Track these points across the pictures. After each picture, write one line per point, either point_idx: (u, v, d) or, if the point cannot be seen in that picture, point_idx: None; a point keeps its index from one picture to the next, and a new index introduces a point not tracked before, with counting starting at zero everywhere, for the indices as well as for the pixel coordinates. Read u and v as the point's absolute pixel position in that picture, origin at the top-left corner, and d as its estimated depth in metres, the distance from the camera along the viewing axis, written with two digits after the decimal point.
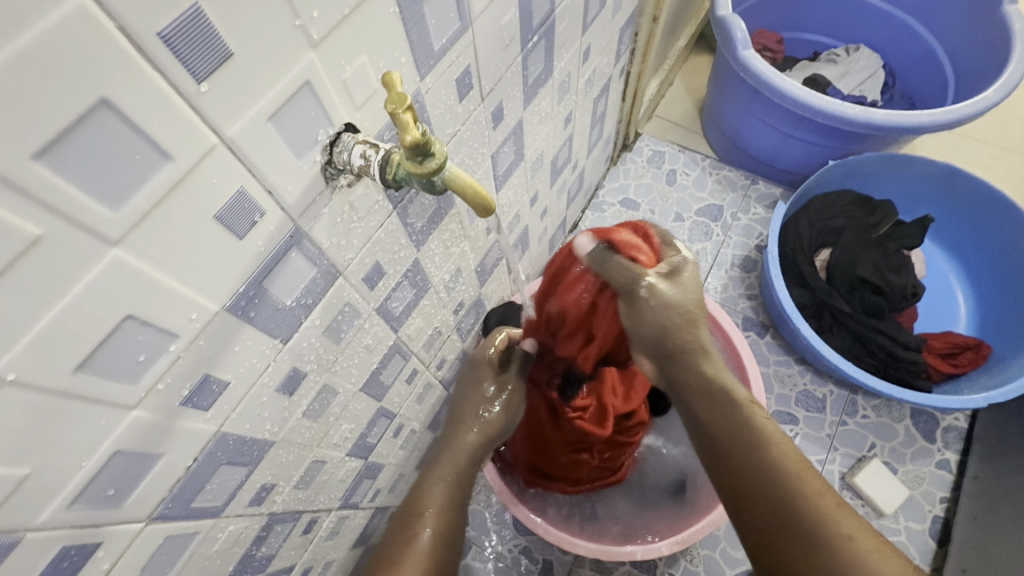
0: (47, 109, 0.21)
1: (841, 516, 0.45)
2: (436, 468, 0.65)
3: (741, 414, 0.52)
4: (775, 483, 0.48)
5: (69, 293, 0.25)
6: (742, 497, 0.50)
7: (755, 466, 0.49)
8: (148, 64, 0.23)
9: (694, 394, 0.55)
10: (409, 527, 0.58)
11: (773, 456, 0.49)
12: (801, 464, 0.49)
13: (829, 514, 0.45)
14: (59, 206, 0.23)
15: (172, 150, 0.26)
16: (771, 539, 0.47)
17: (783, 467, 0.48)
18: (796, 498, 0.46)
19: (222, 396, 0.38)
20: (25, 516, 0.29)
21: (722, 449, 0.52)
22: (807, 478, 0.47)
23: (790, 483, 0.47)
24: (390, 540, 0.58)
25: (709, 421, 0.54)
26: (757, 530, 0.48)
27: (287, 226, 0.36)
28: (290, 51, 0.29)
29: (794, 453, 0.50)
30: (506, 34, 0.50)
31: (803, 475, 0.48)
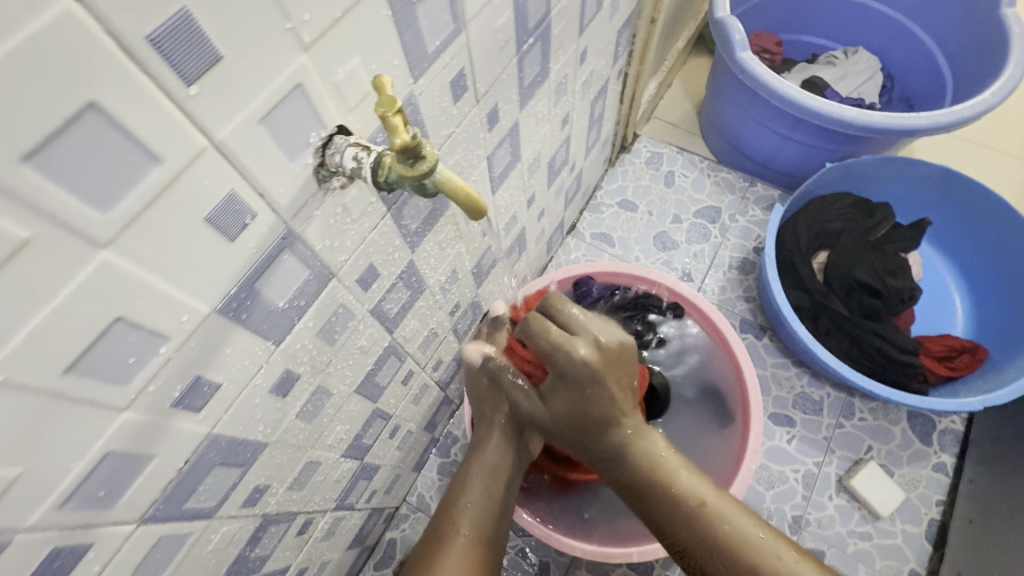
0: (35, 113, 0.21)
1: (771, 541, 0.58)
2: (474, 461, 0.64)
3: (663, 481, 0.61)
4: (710, 541, 0.59)
5: (58, 295, 0.25)
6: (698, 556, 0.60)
7: (689, 528, 0.60)
8: (137, 67, 0.23)
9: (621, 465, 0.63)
10: (448, 524, 0.59)
11: (699, 516, 0.59)
12: (728, 502, 0.61)
13: (761, 540, 0.58)
14: (47, 209, 0.23)
15: (162, 152, 0.26)
16: (722, 570, 0.59)
17: (715, 518, 0.59)
18: (729, 542, 0.58)
19: (214, 398, 0.38)
20: (15, 517, 0.29)
21: (656, 513, 0.62)
22: (737, 517, 0.59)
23: (718, 536, 0.58)
24: (427, 539, 0.60)
25: (643, 490, 0.62)
26: (708, 567, 0.60)
27: (280, 228, 0.36)
28: (281, 53, 0.29)
29: (717, 497, 0.61)
30: (501, 36, 0.51)
31: (735, 518, 0.59)
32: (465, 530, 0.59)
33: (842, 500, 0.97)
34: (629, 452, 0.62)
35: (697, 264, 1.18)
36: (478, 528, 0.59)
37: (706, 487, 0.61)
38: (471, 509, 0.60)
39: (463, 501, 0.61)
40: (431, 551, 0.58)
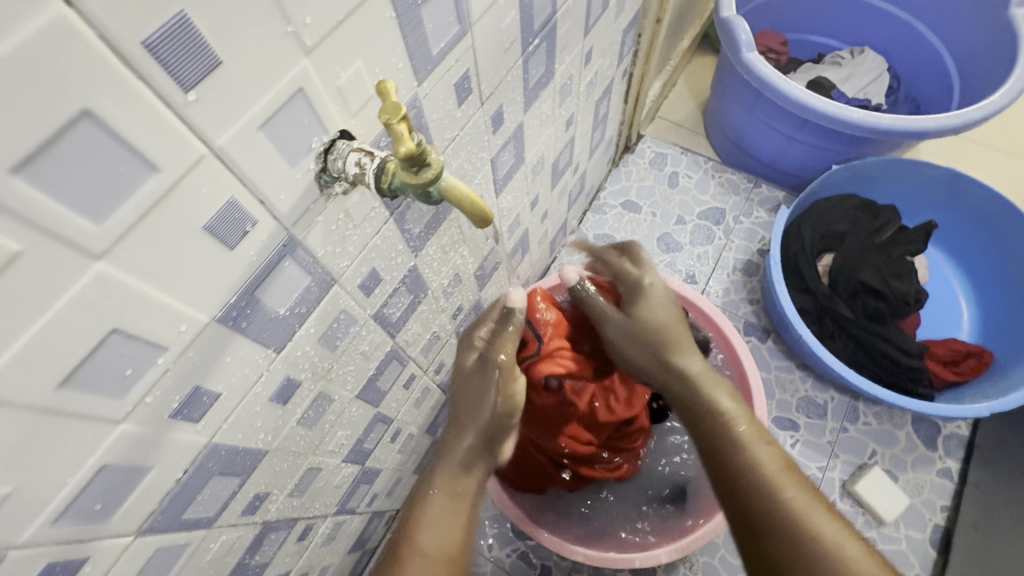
0: (26, 122, 0.20)
1: (811, 509, 0.49)
2: (438, 472, 0.58)
3: (723, 423, 0.57)
4: (745, 473, 0.53)
5: (51, 309, 0.24)
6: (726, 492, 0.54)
7: (737, 469, 0.54)
8: (132, 73, 0.22)
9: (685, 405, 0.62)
10: (409, 539, 0.53)
11: (752, 463, 0.53)
12: (779, 463, 0.53)
13: (800, 509, 0.49)
14: (39, 220, 0.22)
15: (159, 161, 0.25)
16: (749, 533, 0.51)
17: (761, 471, 0.52)
18: (770, 491, 0.51)
19: (213, 407, 0.38)
20: (8, 533, 0.28)
21: (711, 451, 0.57)
22: (782, 477, 0.52)
23: (765, 481, 0.52)
24: (391, 548, 0.54)
25: (706, 433, 0.58)
26: (736, 521, 0.52)
27: (280, 234, 0.35)
28: (282, 58, 0.28)
29: (771, 454, 0.54)
30: (506, 37, 0.50)
31: (780, 474, 0.52)
32: (426, 548, 0.52)
33: (846, 505, 0.96)
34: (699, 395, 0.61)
35: (700, 266, 1.17)
36: (444, 544, 0.53)
37: (766, 446, 0.55)
38: (437, 519, 0.55)
39: (427, 513, 0.55)
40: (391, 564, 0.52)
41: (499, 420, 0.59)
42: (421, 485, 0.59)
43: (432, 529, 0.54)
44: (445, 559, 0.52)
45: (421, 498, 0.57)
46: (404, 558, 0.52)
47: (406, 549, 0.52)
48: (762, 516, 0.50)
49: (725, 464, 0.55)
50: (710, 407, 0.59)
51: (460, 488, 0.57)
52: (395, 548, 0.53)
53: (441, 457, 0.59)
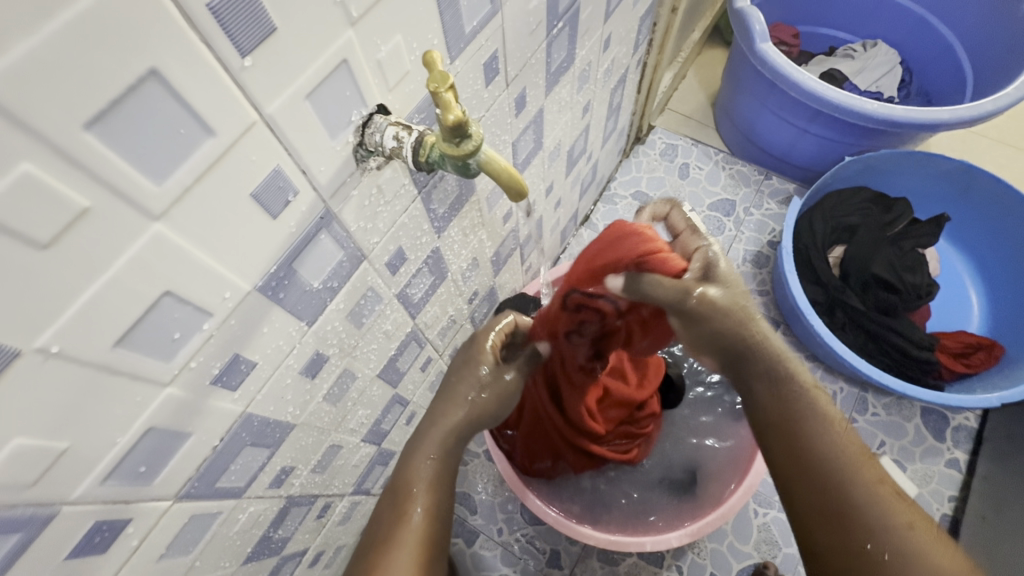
0: (101, 79, 0.21)
1: (893, 503, 0.45)
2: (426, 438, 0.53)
3: (807, 403, 0.49)
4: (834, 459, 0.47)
5: (111, 267, 0.25)
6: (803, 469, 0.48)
7: (812, 455, 0.47)
8: (196, 35, 0.23)
9: (757, 379, 0.51)
10: (405, 498, 0.50)
11: (831, 449, 0.47)
12: (860, 452, 0.47)
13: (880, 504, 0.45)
14: (107, 178, 0.23)
15: (215, 125, 0.26)
16: (820, 521, 0.46)
17: (840, 461, 0.47)
18: (850, 479, 0.46)
19: (249, 377, 0.38)
20: (61, 489, 0.29)
21: (781, 429, 0.50)
22: (864, 469, 0.46)
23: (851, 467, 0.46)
24: (383, 506, 0.51)
25: (776, 414, 0.50)
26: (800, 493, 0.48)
27: (318, 207, 0.36)
28: (329, 28, 0.29)
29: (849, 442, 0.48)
30: (533, 19, 0.50)
31: (860, 465, 0.47)
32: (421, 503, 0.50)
33: None
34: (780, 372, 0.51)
35: None
36: (435, 502, 0.50)
37: (849, 430, 0.49)
38: (426, 483, 0.51)
39: (422, 473, 0.51)
40: (386, 524, 0.48)
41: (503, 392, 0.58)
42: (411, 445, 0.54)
43: (425, 489, 0.50)
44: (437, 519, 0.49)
45: (412, 458, 0.53)
46: (400, 519, 0.49)
47: (402, 505, 0.49)
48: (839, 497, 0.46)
49: (798, 449, 0.48)
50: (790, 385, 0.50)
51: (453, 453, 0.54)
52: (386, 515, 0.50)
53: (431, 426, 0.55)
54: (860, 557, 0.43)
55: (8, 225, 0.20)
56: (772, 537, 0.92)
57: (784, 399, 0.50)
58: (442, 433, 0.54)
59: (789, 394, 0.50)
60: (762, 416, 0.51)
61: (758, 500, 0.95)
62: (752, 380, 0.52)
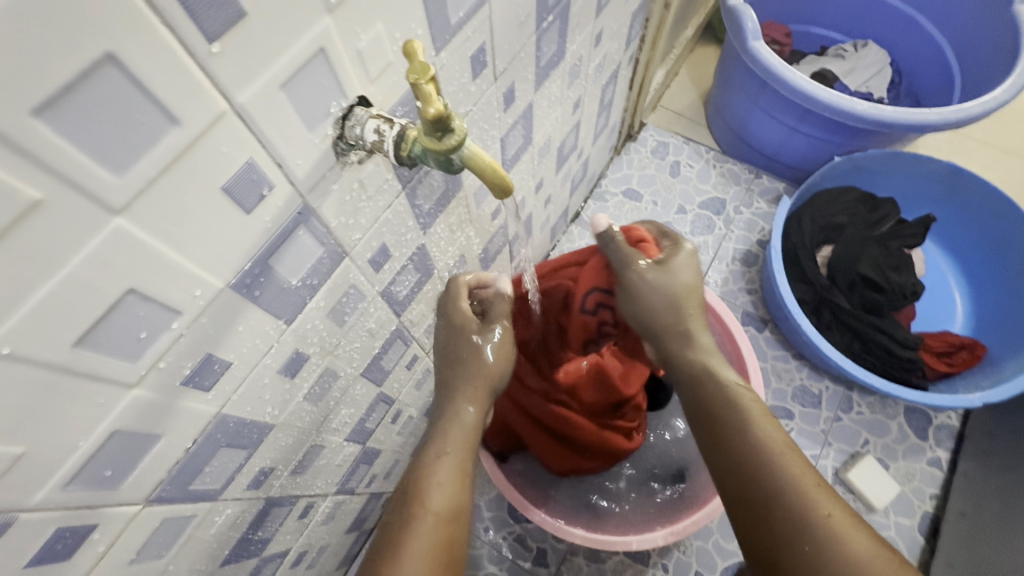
0: (49, 63, 0.19)
1: (825, 501, 0.46)
2: (439, 437, 0.56)
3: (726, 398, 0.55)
4: (756, 457, 0.50)
5: (68, 263, 0.23)
6: (742, 490, 0.50)
7: (734, 458, 0.52)
8: (158, 19, 0.22)
9: (691, 385, 0.58)
10: (416, 497, 0.50)
11: (761, 453, 0.50)
12: (783, 441, 0.51)
13: (808, 508, 0.46)
14: (60, 168, 0.21)
15: (180, 114, 0.24)
16: (761, 519, 0.48)
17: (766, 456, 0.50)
18: (772, 480, 0.48)
19: (223, 376, 0.37)
20: (20, 495, 0.28)
21: (716, 448, 0.54)
22: (791, 461, 0.49)
23: (771, 461, 0.49)
24: (395, 505, 0.51)
25: (710, 428, 0.55)
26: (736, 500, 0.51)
27: (296, 201, 0.34)
28: (304, 13, 0.27)
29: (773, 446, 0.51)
30: (522, 11, 0.49)
31: (790, 458, 0.50)
32: (433, 503, 0.50)
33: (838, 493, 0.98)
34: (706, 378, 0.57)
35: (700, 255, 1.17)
36: (450, 504, 0.51)
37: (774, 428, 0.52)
38: (444, 478, 0.52)
39: (436, 472, 0.52)
40: (400, 526, 0.48)
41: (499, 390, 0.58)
42: (424, 448, 0.56)
43: (438, 487, 0.51)
44: (446, 518, 0.50)
45: (427, 462, 0.53)
46: (410, 515, 0.49)
47: (414, 503, 0.50)
48: (772, 493, 0.48)
49: (738, 464, 0.51)
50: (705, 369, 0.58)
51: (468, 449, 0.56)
52: (403, 502, 0.51)
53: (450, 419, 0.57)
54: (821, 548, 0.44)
55: None
56: None
57: (719, 410, 0.55)
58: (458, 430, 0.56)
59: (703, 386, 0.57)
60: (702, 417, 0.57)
61: None
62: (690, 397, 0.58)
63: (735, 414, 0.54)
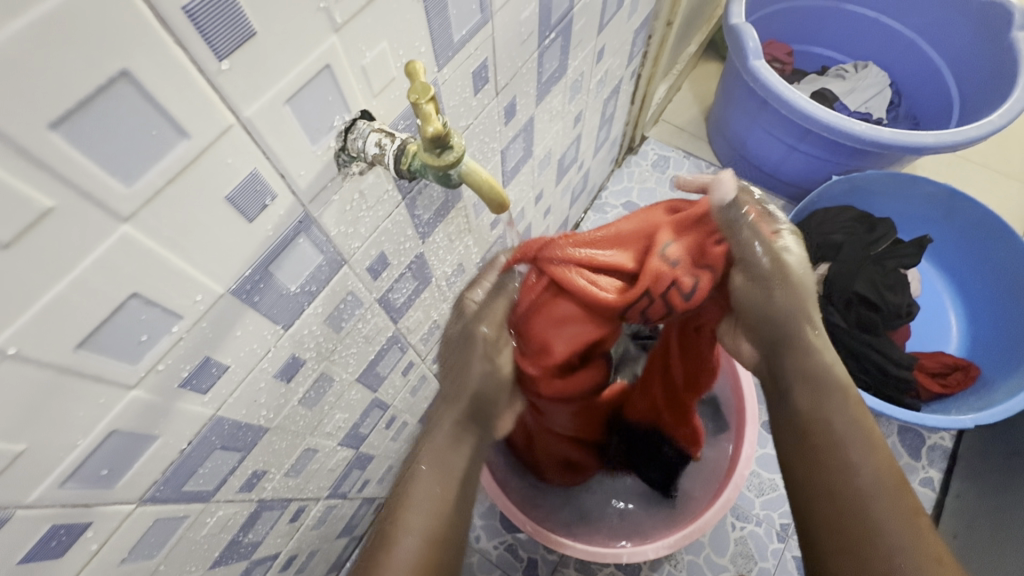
0: (68, 79, 0.20)
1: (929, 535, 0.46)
2: (425, 448, 0.51)
3: (837, 414, 0.51)
4: (863, 475, 0.49)
5: (75, 269, 0.24)
6: (840, 507, 0.48)
7: (834, 478, 0.49)
8: (171, 37, 0.23)
9: (797, 390, 0.54)
10: (396, 519, 0.48)
11: (859, 484, 0.48)
12: (892, 473, 0.48)
13: (904, 552, 0.45)
14: (73, 177, 0.22)
15: (189, 127, 0.25)
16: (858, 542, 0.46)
17: (872, 482, 0.48)
18: (869, 511, 0.47)
19: (221, 379, 0.38)
20: (17, 492, 0.28)
21: (810, 465, 0.51)
22: (898, 492, 0.47)
23: (882, 490, 0.48)
24: (380, 524, 0.49)
25: (810, 440, 0.52)
26: (833, 518, 0.48)
27: (297, 211, 0.35)
28: (312, 32, 0.29)
29: (879, 482, 0.48)
30: (525, 29, 0.50)
31: (896, 489, 0.48)
32: (411, 534, 0.47)
33: None
34: (819, 393, 0.53)
35: None
36: (432, 524, 0.48)
37: (881, 453, 0.50)
38: (425, 496, 0.49)
39: (415, 491, 0.49)
40: (375, 554, 0.47)
41: (486, 390, 0.54)
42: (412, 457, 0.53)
43: (418, 508, 0.48)
44: (431, 541, 0.47)
45: (411, 479, 0.50)
46: (389, 545, 0.47)
47: (392, 529, 0.47)
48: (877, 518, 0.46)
49: (844, 485, 0.49)
50: (818, 378, 0.53)
51: (447, 469, 0.50)
52: (382, 527, 0.49)
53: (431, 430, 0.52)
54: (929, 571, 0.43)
55: None
56: (748, 551, 0.93)
57: (827, 425, 0.51)
58: (442, 439, 0.52)
59: (813, 399, 0.52)
60: (797, 428, 0.53)
61: (735, 513, 0.95)
62: (791, 399, 0.54)
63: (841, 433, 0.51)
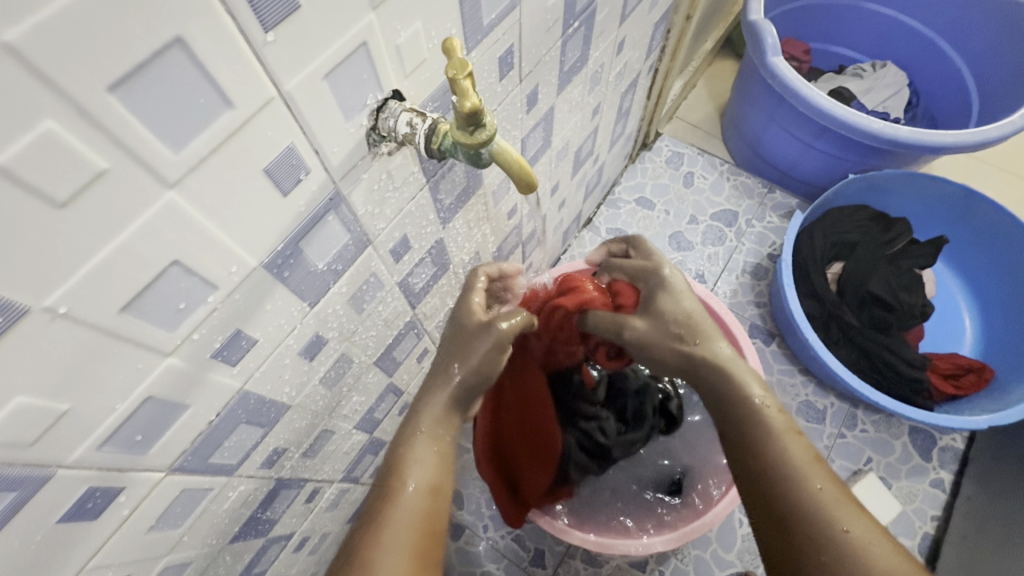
0: (128, 43, 0.21)
1: (841, 510, 0.46)
2: (421, 413, 0.53)
3: (746, 408, 0.54)
4: (771, 461, 0.50)
5: (123, 232, 0.25)
6: (759, 495, 0.50)
7: (763, 470, 0.50)
8: (223, 7, 0.23)
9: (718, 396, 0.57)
10: (396, 473, 0.48)
11: (785, 469, 0.49)
12: (810, 455, 0.50)
13: (818, 530, 0.45)
14: (126, 141, 0.23)
15: (235, 98, 0.26)
16: (776, 526, 0.48)
17: (785, 464, 0.49)
18: (796, 493, 0.47)
19: (249, 353, 0.38)
20: (59, 452, 0.29)
21: (741, 464, 0.53)
22: (812, 472, 0.48)
23: (793, 472, 0.49)
24: (377, 483, 0.49)
25: (737, 441, 0.54)
26: (758, 506, 0.50)
27: (329, 187, 0.36)
28: (351, 9, 0.29)
29: (790, 465, 0.49)
30: (550, 16, 0.50)
31: (808, 468, 0.49)
32: (415, 480, 0.48)
33: None
34: (734, 394, 0.55)
35: (710, 266, 1.18)
36: (431, 480, 0.49)
37: (795, 437, 0.51)
38: (423, 455, 0.50)
39: (414, 450, 0.50)
40: (377, 504, 0.47)
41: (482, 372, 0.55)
42: (404, 425, 0.53)
43: (417, 465, 0.49)
44: (427, 493, 0.48)
45: (409, 434, 0.52)
46: (392, 497, 0.47)
47: (393, 483, 0.48)
48: (789, 500, 0.48)
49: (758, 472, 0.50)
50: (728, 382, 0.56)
51: (443, 429, 0.53)
52: (382, 481, 0.49)
53: (426, 398, 0.54)
54: (837, 542, 0.44)
55: (24, 180, 0.20)
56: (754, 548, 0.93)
57: (749, 420, 0.53)
58: (431, 409, 0.53)
59: (728, 399, 0.56)
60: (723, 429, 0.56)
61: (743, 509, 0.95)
62: (717, 402, 0.57)
63: (753, 425, 0.53)
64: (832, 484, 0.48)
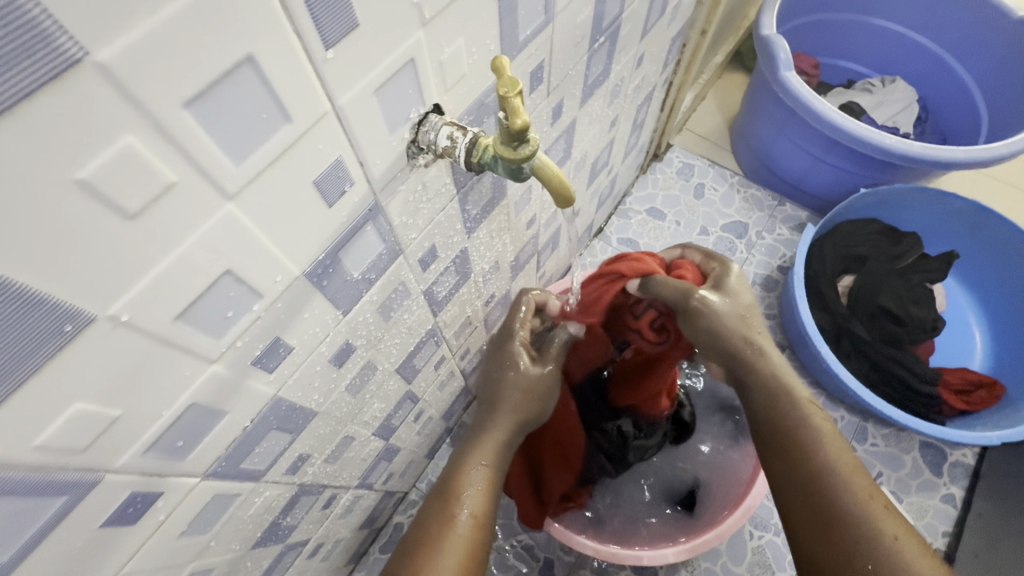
0: (203, 61, 0.21)
1: (885, 517, 0.47)
2: (479, 444, 0.58)
3: (789, 408, 0.54)
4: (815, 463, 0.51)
5: (184, 242, 0.25)
6: (803, 494, 0.51)
7: (805, 476, 0.51)
8: (291, 26, 0.24)
9: (757, 401, 0.56)
10: (453, 499, 0.52)
11: (831, 475, 0.50)
12: (851, 463, 0.50)
13: (864, 534, 0.46)
14: (195, 155, 0.23)
15: (293, 112, 0.27)
16: (818, 526, 0.49)
17: (828, 469, 0.50)
18: (842, 499, 0.48)
19: (285, 360, 0.39)
20: (108, 457, 0.29)
21: (780, 464, 0.53)
22: (855, 478, 0.49)
23: (838, 476, 0.50)
24: (429, 507, 0.53)
25: (777, 440, 0.54)
26: (802, 504, 0.51)
27: (369, 198, 0.36)
28: (402, 27, 0.30)
29: (834, 469, 0.50)
30: (579, 32, 0.51)
31: (851, 474, 0.50)
32: (470, 503, 0.52)
33: None
34: (772, 399, 0.55)
35: None
36: (482, 510, 0.52)
37: (837, 442, 0.52)
38: (476, 486, 0.54)
39: (471, 479, 0.54)
40: (435, 524, 0.50)
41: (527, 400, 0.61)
42: (457, 457, 0.58)
43: (473, 494, 0.53)
44: (477, 523, 0.51)
45: (463, 462, 0.56)
46: (447, 522, 0.50)
47: (450, 508, 0.51)
48: (834, 502, 0.48)
49: (801, 475, 0.51)
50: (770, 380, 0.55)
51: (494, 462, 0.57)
52: (437, 504, 0.53)
53: (482, 430, 0.59)
54: (884, 548, 0.45)
55: (102, 193, 0.21)
56: (765, 561, 0.92)
57: (789, 427, 0.53)
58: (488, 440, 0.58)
59: (767, 398, 0.55)
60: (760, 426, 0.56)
61: (754, 522, 0.95)
62: (754, 400, 0.56)
63: (797, 426, 0.53)
64: (873, 490, 0.49)
